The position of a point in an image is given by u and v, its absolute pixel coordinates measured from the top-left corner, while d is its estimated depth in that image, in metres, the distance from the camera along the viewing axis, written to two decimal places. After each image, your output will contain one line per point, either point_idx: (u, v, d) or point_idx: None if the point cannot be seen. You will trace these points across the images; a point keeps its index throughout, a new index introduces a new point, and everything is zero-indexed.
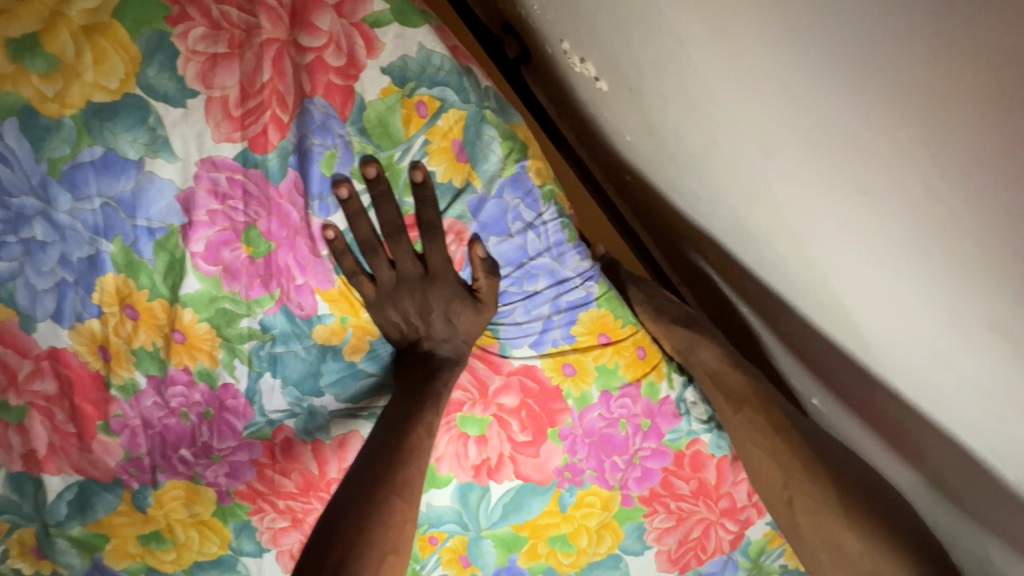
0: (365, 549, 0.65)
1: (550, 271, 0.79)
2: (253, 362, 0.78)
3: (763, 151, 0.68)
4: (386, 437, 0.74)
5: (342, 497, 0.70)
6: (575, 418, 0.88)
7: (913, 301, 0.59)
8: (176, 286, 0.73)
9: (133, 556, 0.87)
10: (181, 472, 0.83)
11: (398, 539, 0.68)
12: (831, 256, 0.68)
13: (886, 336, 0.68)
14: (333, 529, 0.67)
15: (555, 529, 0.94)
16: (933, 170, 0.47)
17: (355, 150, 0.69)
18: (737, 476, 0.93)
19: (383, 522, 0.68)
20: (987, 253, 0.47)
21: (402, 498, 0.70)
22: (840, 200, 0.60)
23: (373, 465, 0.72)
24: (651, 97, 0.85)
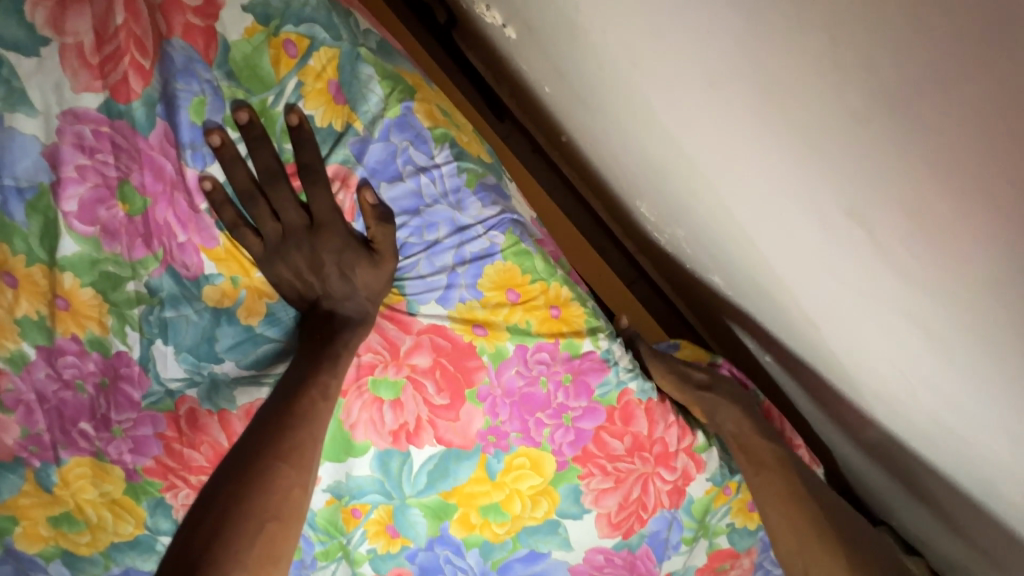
0: (239, 519, 0.61)
1: (449, 219, 0.76)
2: (144, 328, 0.75)
3: (641, 74, 0.63)
4: (278, 402, 0.70)
5: (222, 470, 0.65)
6: (492, 376, 0.85)
7: (790, 206, 0.55)
8: (53, 249, 0.70)
9: (46, 539, 0.85)
10: (84, 448, 0.80)
11: (281, 506, 0.64)
12: (720, 178, 0.63)
13: (786, 260, 0.63)
14: (212, 497, 0.62)
15: (487, 498, 0.91)
16: (759, 41, 0.43)
17: (225, 96, 0.66)
18: (667, 422, 0.91)
19: (264, 489, 0.64)
20: (831, 133, 0.43)
21: (288, 462, 0.66)
22: (701, 102, 0.56)
23: (260, 432, 0.67)
24: (548, 37, 0.81)
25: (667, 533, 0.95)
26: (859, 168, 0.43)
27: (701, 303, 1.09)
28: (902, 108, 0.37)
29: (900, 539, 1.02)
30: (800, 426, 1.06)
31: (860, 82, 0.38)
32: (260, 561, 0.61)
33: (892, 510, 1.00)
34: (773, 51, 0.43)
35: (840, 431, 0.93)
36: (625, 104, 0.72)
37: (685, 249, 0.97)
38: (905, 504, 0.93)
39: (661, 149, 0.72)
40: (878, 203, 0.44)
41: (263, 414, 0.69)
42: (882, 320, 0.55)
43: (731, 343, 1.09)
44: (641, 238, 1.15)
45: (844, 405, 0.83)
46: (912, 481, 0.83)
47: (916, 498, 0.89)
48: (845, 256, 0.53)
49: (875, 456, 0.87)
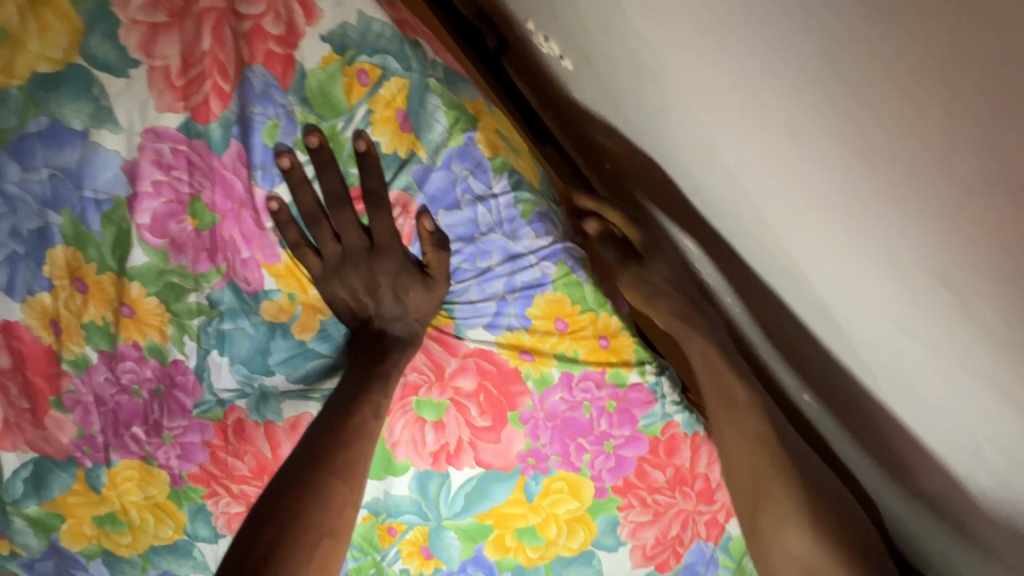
0: (298, 535, 0.62)
1: (503, 247, 0.77)
2: (201, 339, 0.77)
3: (712, 115, 0.64)
4: (331, 418, 0.71)
5: (280, 482, 0.66)
6: (536, 401, 0.85)
7: (862, 257, 0.55)
8: (123, 258, 0.73)
9: (89, 538, 0.87)
10: (134, 452, 0.82)
11: (336, 523, 0.65)
12: (785, 224, 0.63)
13: (849, 308, 0.62)
14: (271, 509, 0.64)
15: (522, 520, 0.91)
16: (855, 106, 0.45)
17: (298, 120, 0.68)
18: (710, 455, 0.89)
19: (321, 506, 0.65)
20: (925, 197, 0.44)
21: (343, 481, 0.67)
22: (780, 150, 0.56)
23: (312, 449, 0.68)
24: (608, 70, 0.82)
25: (704, 568, 0.93)
26: (952, 233, 0.44)
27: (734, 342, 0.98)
28: (1005, 184, 0.38)
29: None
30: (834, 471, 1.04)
31: (966, 154, 0.39)
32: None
33: None
34: (870, 116, 0.44)
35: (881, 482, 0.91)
36: (688, 143, 0.73)
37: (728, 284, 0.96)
38: None
39: (721, 188, 0.72)
40: (968, 268, 0.45)
41: (316, 429, 0.71)
42: (948, 376, 0.56)
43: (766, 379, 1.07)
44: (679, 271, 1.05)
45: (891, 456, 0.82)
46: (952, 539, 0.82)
47: None
48: (920, 312, 0.53)
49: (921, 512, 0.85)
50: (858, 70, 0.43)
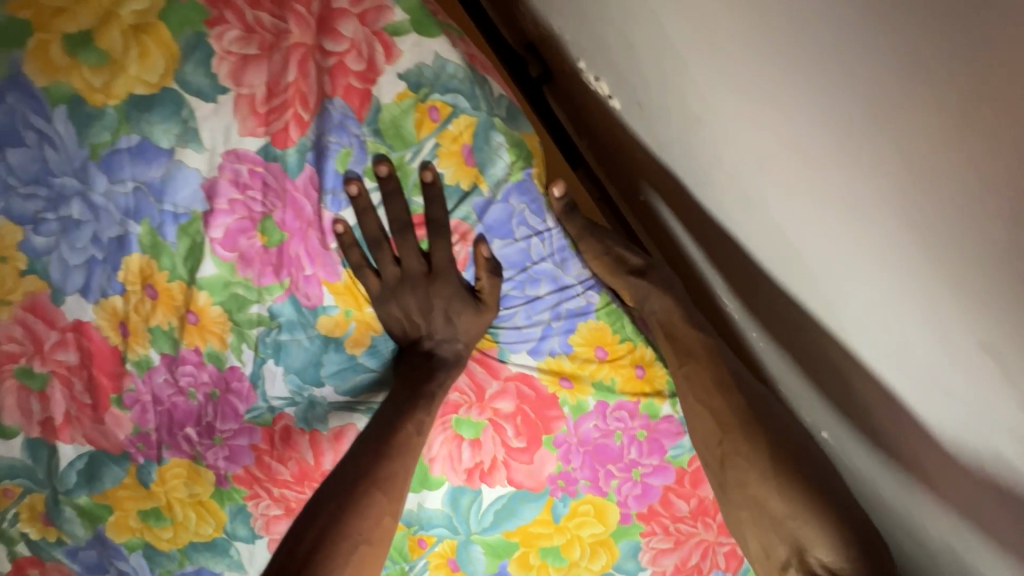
0: (336, 541, 0.65)
1: (552, 277, 0.81)
2: (259, 348, 0.81)
3: (769, 173, 0.67)
4: (378, 431, 0.75)
5: (325, 490, 0.70)
6: (570, 426, 0.88)
7: (909, 317, 0.58)
8: (194, 269, 0.77)
9: (133, 531, 0.91)
10: (185, 451, 0.86)
11: (372, 531, 0.68)
12: (835, 282, 0.66)
13: (892, 360, 0.64)
14: (313, 517, 0.67)
15: (547, 540, 0.93)
16: (917, 185, 0.48)
17: (369, 149, 0.73)
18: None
19: (358, 514, 0.68)
20: (980, 279, 0.47)
21: (383, 493, 0.70)
22: (835, 216, 0.59)
23: (358, 462, 0.72)
24: (660, 115, 0.84)
25: None
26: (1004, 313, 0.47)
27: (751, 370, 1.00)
28: None
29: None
30: None
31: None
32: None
33: None
34: (933, 197, 0.47)
35: None
36: (739, 194, 0.75)
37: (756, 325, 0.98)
38: None
39: (767, 237, 0.75)
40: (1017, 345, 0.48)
41: (364, 440, 0.74)
42: (979, 443, 0.58)
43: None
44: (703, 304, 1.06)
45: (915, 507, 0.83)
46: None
47: None
48: (963, 376, 0.56)
49: None
50: (924, 154, 0.46)
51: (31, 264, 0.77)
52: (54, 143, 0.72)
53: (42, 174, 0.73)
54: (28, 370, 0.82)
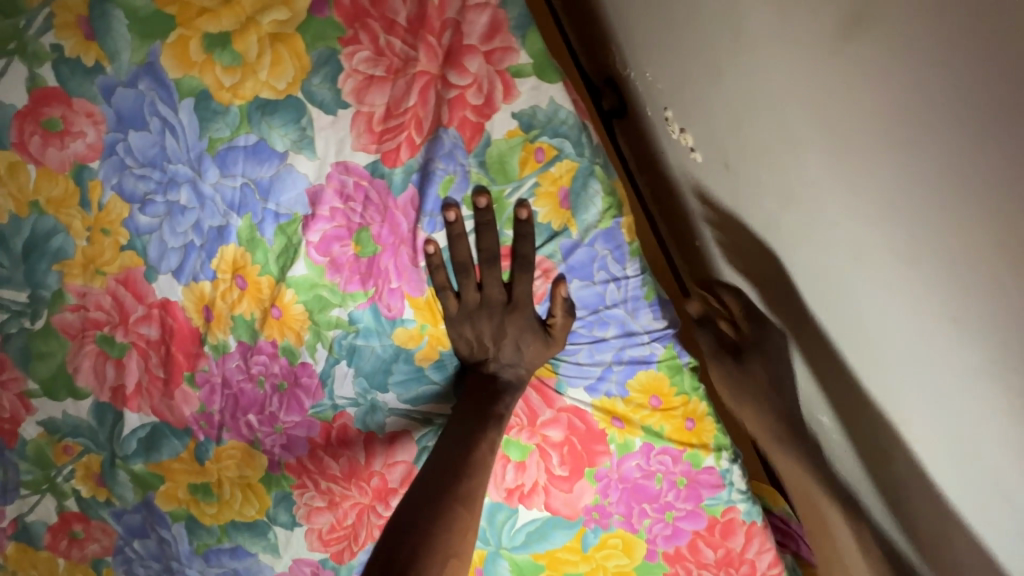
0: (432, 555, 0.69)
1: (621, 322, 0.83)
2: (333, 349, 0.84)
3: (855, 272, 0.67)
4: (456, 446, 0.78)
5: (413, 500, 0.74)
6: (613, 462, 0.91)
7: (989, 429, 0.61)
8: (285, 267, 0.80)
9: (180, 502, 0.95)
10: (243, 435, 0.90)
11: (459, 545, 0.71)
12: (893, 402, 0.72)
13: (949, 454, 0.67)
14: (407, 530, 0.70)
15: (573, 566, 0.97)
16: None
17: (472, 179, 0.76)
18: (762, 545, 0.93)
19: (447, 529, 0.71)
20: None
21: (465, 507, 0.73)
22: (914, 339, 0.63)
23: (440, 477, 0.75)
24: (751, 182, 0.82)
25: None
26: None
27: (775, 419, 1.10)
28: None
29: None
30: None
31: None
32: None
33: None
34: None
35: None
36: (806, 290, 0.79)
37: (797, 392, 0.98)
38: None
39: (823, 347, 0.81)
40: None
41: (446, 453, 0.78)
42: None
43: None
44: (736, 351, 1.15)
45: None
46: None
47: None
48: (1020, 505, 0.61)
49: None
50: None
51: (132, 240, 0.81)
52: (175, 132, 0.76)
53: (159, 159, 0.77)
54: (109, 339, 0.86)
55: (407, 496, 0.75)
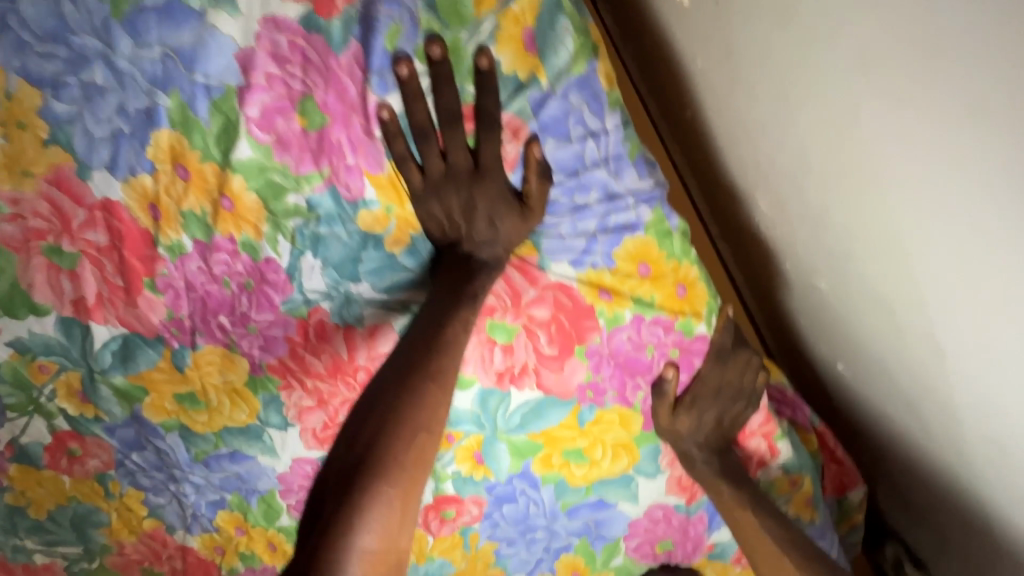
0: (396, 426, 0.71)
1: (603, 185, 0.78)
2: (296, 240, 0.79)
3: (857, 93, 0.68)
4: (426, 329, 0.77)
5: (382, 385, 0.75)
6: (604, 337, 0.88)
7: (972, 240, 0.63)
8: (229, 150, 0.73)
9: (169, 413, 0.94)
10: (219, 338, 0.86)
11: (429, 420, 0.73)
12: (899, 258, 0.75)
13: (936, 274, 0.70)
14: (374, 405, 0.74)
15: (571, 443, 0.98)
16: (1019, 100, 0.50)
17: (421, 26, 0.68)
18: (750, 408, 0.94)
19: (416, 403, 0.73)
20: None
21: (435, 383, 0.75)
22: (910, 155, 0.64)
23: (410, 355, 0.76)
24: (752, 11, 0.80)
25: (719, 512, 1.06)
26: None
27: (772, 288, 1.13)
28: None
29: (910, 553, 1.22)
30: (847, 429, 1.18)
31: None
32: (415, 462, 0.72)
33: (918, 513, 1.12)
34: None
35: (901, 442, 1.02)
36: (808, 131, 0.80)
37: (796, 256, 1.00)
38: (936, 512, 1.05)
39: (822, 207, 0.85)
40: None
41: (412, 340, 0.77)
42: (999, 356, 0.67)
43: (803, 353, 1.16)
44: (729, 227, 1.15)
45: (919, 419, 0.92)
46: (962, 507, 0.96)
47: (952, 516, 1.00)
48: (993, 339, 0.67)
49: (931, 472, 0.99)
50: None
51: (54, 134, 0.72)
52: None
53: (62, 33, 0.68)
54: (56, 249, 0.80)
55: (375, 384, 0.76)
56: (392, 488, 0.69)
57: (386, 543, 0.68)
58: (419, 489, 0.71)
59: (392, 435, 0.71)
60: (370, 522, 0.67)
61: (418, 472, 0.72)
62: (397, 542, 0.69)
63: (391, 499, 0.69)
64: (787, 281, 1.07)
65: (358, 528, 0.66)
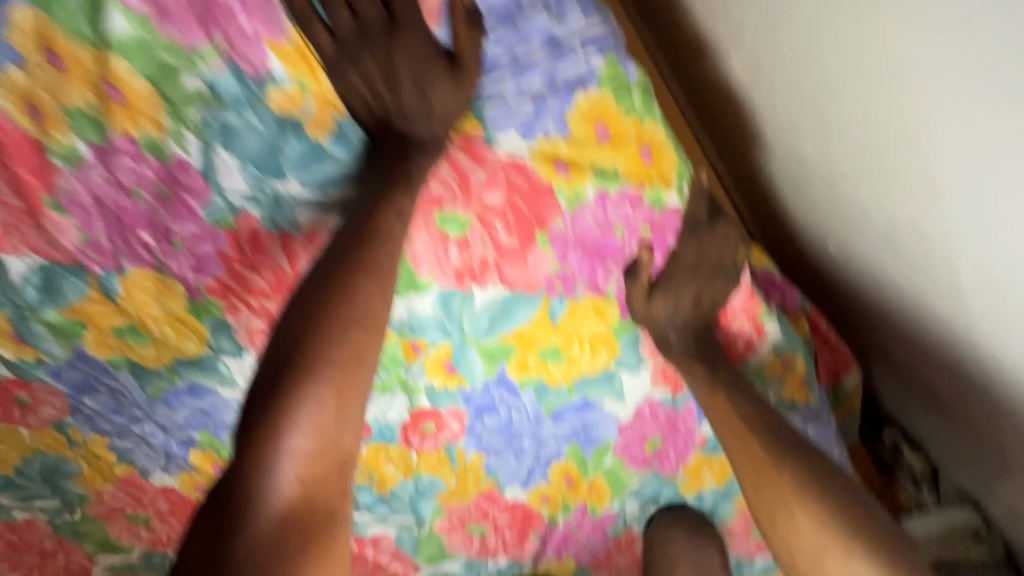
0: (327, 323, 0.71)
1: (545, 31, 0.76)
2: (202, 132, 0.70)
3: None
4: (353, 221, 0.74)
5: (311, 282, 0.73)
6: (567, 221, 0.81)
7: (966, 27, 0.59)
8: (99, 24, 0.65)
9: (113, 349, 0.88)
10: (146, 260, 0.78)
11: (365, 317, 0.73)
12: (893, 88, 0.71)
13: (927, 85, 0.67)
14: (306, 304, 0.72)
15: (546, 342, 0.93)
16: None
17: None
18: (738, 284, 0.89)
19: (349, 300, 0.72)
20: None
21: (369, 278, 0.73)
22: None
23: (338, 252, 0.73)
24: None
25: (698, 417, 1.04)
26: None
27: (756, 168, 1.08)
28: None
29: (907, 435, 1.21)
30: (839, 315, 1.13)
31: None
32: (347, 362, 0.71)
33: (912, 384, 1.10)
34: None
35: (890, 310, 0.98)
36: None
37: (779, 118, 0.95)
38: (930, 379, 1.02)
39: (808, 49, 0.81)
40: None
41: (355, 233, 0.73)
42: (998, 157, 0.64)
43: (790, 237, 1.11)
44: (709, 107, 1.10)
45: (907, 277, 0.88)
46: (953, 370, 0.93)
47: (945, 380, 0.97)
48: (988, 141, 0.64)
49: (921, 339, 0.94)
50: None
51: None
52: None
53: None
54: None
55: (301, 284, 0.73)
56: (325, 387, 0.69)
57: (323, 440, 0.68)
58: (355, 387, 0.71)
59: (320, 336, 0.70)
60: (303, 420, 0.67)
61: (353, 372, 0.71)
62: (335, 439, 0.69)
63: (323, 399, 0.69)
64: (771, 153, 1.02)
65: (290, 425, 0.66)
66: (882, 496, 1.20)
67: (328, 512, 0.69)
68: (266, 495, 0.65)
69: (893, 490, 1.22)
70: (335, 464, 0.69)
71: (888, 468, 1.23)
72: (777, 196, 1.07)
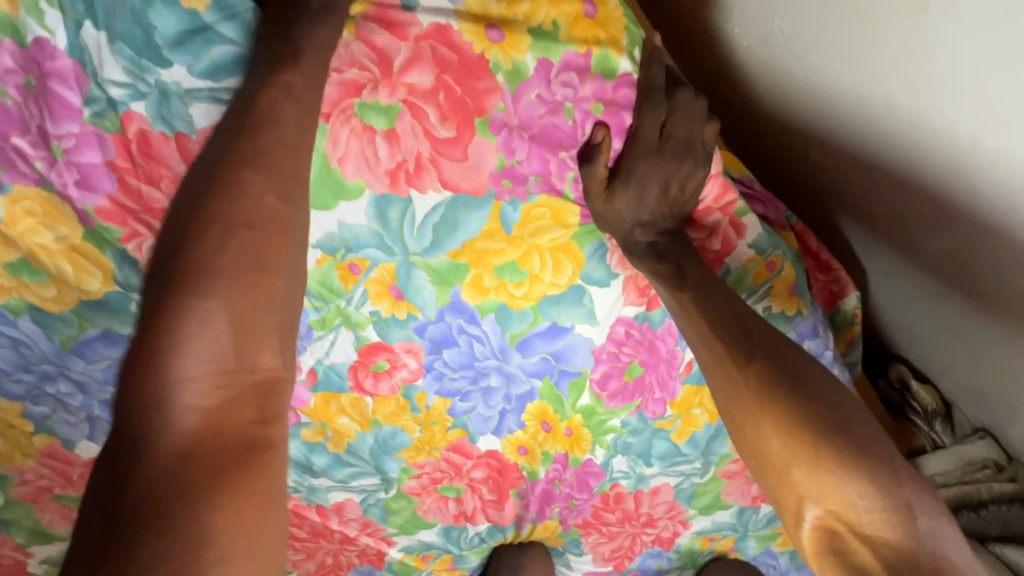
0: (205, 225, 0.60)
1: None
2: (66, 7, 0.65)
3: None
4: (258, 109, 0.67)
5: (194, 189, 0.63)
6: (508, 102, 0.73)
7: None
8: None
9: (8, 292, 0.77)
10: (26, 174, 0.69)
11: (252, 214, 0.62)
12: None
13: None
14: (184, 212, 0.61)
15: (501, 257, 0.83)
16: None
17: None
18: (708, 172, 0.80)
19: (230, 198, 0.61)
20: None
21: (256, 169, 0.63)
22: None
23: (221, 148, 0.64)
24: None
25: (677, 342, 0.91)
26: None
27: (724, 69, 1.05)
28: None
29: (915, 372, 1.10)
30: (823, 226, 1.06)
31: None
32: (241, 269, 0.60)
33: (911, 289, 1.00)
34: None
35: (877, 191, 0.90)
36: None
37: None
38: (941, 267, 0.90)
39: None
40: None
41: (269, 115, 0.65)
42: None
43: (766, 142, 1.06)
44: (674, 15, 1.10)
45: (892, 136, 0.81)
46: (954, 244, 0.85)
47: (952, 256, 0.87)
48: None
49: (917, 213, 0.86)
50: None
51: None
52: None
53: None
54: None
55: (182, 194, 0.64)
56: (215, 302, 0.58)
57: (222, 361, 0.58)
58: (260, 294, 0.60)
59: (204, 240, 0.60)
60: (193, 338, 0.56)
61: (250, 279, 0.60)
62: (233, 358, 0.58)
63: (212, 314, 0.57)
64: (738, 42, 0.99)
65: (178, 347, 0.56)
66: (895, 438, 1.11)
67: (244, 443, 0.57)
68: (160, 429, 0.54)
69: (907, 433, 1.11)
70: (244, 388, 0.59)
71: (897, 409, 1.11)
72: (748, 93, 1.03)
